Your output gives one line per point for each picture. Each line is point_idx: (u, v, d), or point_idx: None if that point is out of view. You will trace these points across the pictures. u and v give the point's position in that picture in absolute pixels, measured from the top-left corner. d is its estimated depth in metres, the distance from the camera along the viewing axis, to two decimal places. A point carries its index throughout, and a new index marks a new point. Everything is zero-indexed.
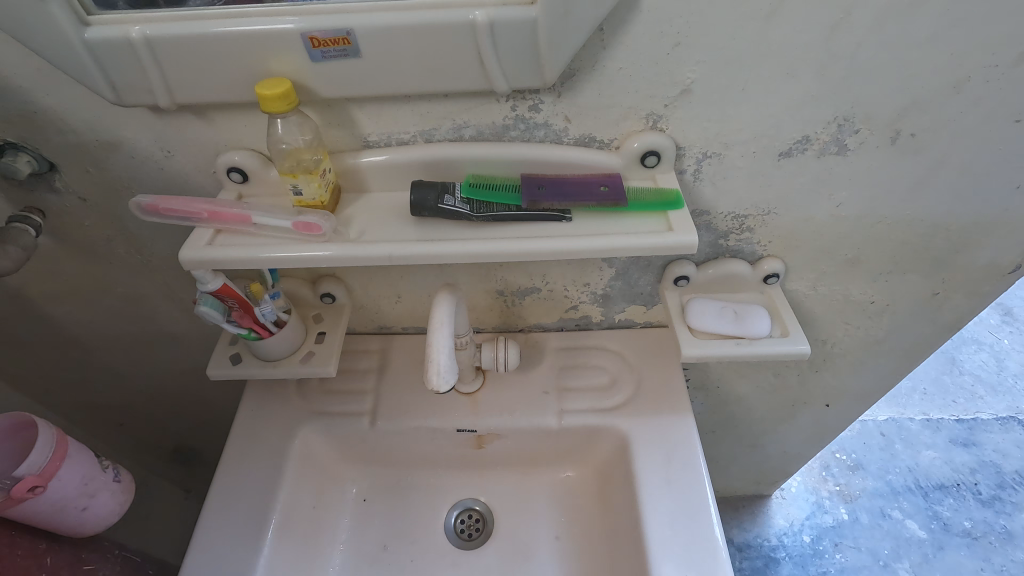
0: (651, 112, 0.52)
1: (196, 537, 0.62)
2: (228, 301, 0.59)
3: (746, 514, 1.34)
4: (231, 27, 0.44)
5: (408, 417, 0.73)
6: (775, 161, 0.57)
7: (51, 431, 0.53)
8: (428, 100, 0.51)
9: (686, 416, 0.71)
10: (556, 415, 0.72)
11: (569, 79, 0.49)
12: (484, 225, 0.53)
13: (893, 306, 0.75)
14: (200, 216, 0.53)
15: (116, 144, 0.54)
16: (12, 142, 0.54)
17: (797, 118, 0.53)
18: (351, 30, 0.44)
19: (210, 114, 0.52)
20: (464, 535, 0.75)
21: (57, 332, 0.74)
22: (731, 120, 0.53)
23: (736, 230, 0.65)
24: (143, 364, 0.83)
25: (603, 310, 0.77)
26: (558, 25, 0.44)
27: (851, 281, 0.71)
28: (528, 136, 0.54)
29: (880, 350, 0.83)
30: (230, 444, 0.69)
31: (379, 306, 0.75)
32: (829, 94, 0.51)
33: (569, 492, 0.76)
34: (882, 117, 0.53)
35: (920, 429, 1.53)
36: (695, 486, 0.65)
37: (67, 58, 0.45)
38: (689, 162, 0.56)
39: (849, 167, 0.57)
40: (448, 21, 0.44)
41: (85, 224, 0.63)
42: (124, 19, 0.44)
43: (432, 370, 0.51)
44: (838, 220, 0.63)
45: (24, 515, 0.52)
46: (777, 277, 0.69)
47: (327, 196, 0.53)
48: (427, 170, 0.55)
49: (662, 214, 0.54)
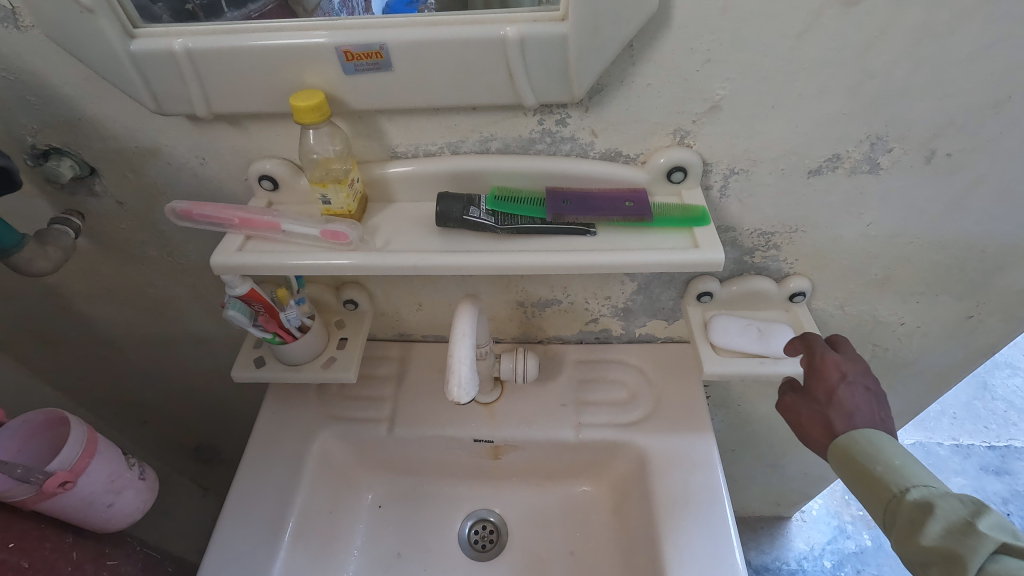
0: (678, 127, 0.52)
1: (215, 537, 0.63)
2: (255, 306, 0.60)
3: (764, 536, 1.30)
4: (268, 40, 0.46)
5: (425, 425, 0.73)
6: (804, 178, 0.56)
7: (82, 428, 0.54)
8: (456, 113, 0.51)
9: (706, 435, 0.70)
10: (574, 429, 0.71)
11: (597, 94, 0.50)
12: (508, 237, 0.53)
13: (925, 328, 0.72)
14: (231, 222, 0.54)
15: (154, 150, 0.56)
16: (57, 148, 0.56)
17: (828, 136, 0.52)
18: (384, 43, 0.45)
19: (245, 123, 0.53)
20: (477, 546, 0.74)
21: (90, 330, 0.77)
22: (760, 136, 0.52)
23: (762, 248, 0.64)
24: (170, 363, 0.85)
25: (623, 324, 0.76)
26: (588, 40, 0.44)
27: (880, 301, 0.69)
28: (554, 149, 0.54)
29: (909, 372, 0.80)
30: (251, 446, 0.70)
31: (400, 314, 0.76)
32: (862, 112, 0.50)
33: (585, 507, 0.75)
34: (917, 136, 0.52)
35: (949, 455, 1.49)
36: (715, 506, 0.64)
37: (112, 69, 0.47)
38: (715, 178, 0.56)
39: (881, 186, 0.56)
40: (479, 37, 0.44)
41: (121, 227, 0.65)
42: (167, 32, 0.46)
43: (453, 381, 0.52)
44: (868, 239, 0.62)
45: (52, 510, 0.53)
46: (803, 295, 0.68)
47: (355, 205, 0.54)
48: (453, 181, 0.55)
49: (688, 230, 0.53)
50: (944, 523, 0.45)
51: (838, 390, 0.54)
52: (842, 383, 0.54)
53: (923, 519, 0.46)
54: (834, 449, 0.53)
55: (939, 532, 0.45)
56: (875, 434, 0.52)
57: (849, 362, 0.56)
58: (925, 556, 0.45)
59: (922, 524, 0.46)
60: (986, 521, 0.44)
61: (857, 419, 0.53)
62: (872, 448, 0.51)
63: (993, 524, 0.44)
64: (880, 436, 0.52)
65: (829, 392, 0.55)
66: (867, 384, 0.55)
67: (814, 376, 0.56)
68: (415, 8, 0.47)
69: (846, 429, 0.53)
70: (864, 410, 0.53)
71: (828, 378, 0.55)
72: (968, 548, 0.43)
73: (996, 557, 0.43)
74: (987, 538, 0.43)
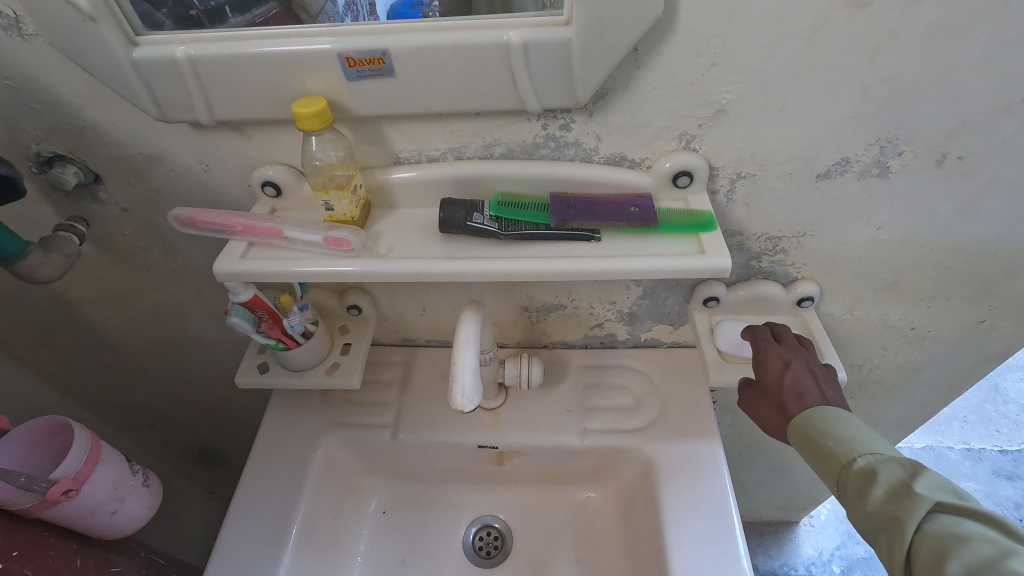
0: (684, 132, 0.51)
1: (218, 543, 0.63)
2: (258, 312, 0.59)
3: (772, 541, 1.29)
4: (270, 47, 0.45)
5: (429, 431, 0.72)
6: (812, 182, 0.55)
7: (86, 435, 0.54)
8: (459, 119, 0.51)
9: (713, 441, 0.69)
10: (579, 435, 0.71)
11: (601, 99, 0.49)
12: (512, 243, 0.53)
13: (936, 333, 0.71)
14: (234, 229, 0.54)
15: (157, 157, 0.56)
16: (61, 155, 0.56)
17: (836, 139, 0.51)
18: (386, 49, 0.45)
19: (248, 129, 0.53)
20: (482, 553, 0.74)
21: (95, 335, 0.77)
22: (768, 140, 0.52)
23: (769, 252, 0.63)
24: (175, 368, 0.85)
25: (628, 329, 0.76)
26: (592, 45, 0.43)
27: (890, 305, 0.68)
28: (558, 154, 0.54)
29: (919, 377, 0.79)
30: (255, 451, 0.70)
31: (404, 319, 0.75)
32: (872, 115, 0.49)
33: (590, 514, 0.74)
34: (928, 139, 0.51)
35: (960, 459, 1.47)
36: (723, 514, 0.63)
37: (115, 77, 0.47)
38: (722, 182, 0.55)
39: (891, 189, 0.55)
40: (482, 42, 0.44)
41: (125, 233, 0.65)
42: (170, 39, 0.46)
43: (456, 390, 0.51)
44: (878, 243, 0.61)
45: (56, 517, 0.53)
46: (811, 300, 0.67)
47: (358, 212, 0.54)
48: (457, 187, 0.55)
49: (694, 236, 0.53)
50: (886, 487, 0.47)
51: (784, 377, 0.57)
52: (787, 370, 0.58)
53: (869, 486, 0.47)
54: (791, 429, 0.55)
55: (882, 496, 0.46)
56: (828, 411, 0.54)
57: (793, 352, 0.59)
58: (872, 521, 0.46)
59: (867, 491, 0.47)
60: (925, 483, 0.46)
61: (808, 398, 0.55)
62: (826, 424, 0.52)
63: (934, 486, 0.46)
64: (833, 412, 0.53)
65: (779, 380, 0.58)
66: (813, 369, 0.58)
67: (762, 368, 0.60)
68: (419, 10, 0.47)
69: (799, 409, 0.55)
70: (814, 391, 0.56)
71: (774, 367, 0.59)
72: (908, 509, 0.45)
73: (932, 516, 0.44)
74: (925, 498, 0.45)
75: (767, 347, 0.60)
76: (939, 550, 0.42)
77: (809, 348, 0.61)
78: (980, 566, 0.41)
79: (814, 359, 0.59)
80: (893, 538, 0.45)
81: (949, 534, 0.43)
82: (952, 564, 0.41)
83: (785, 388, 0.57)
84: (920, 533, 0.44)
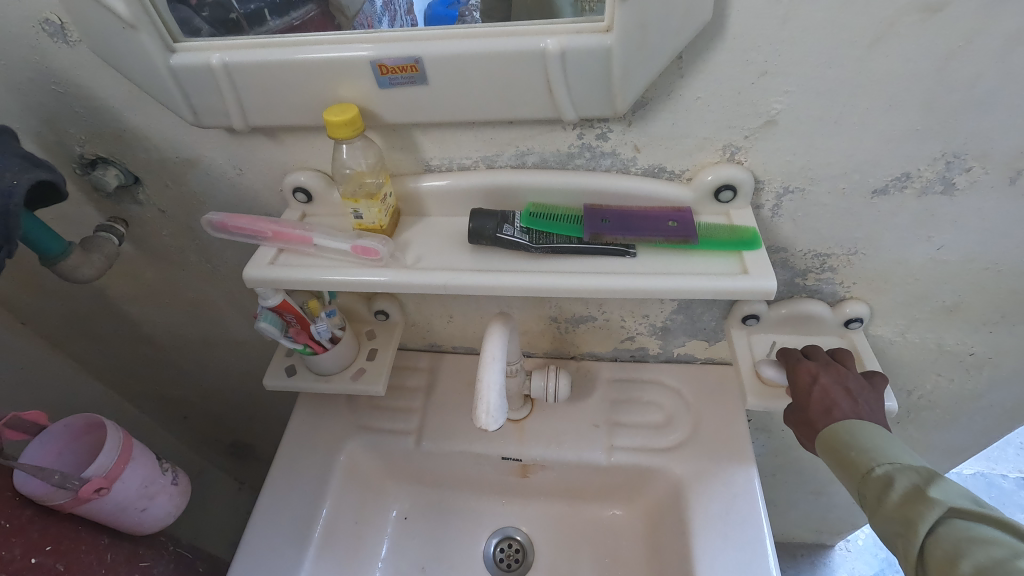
0: (729, 143, 0.48)
1: (243, 544, 0.63)
2: (287, 317, 0.60)
3: (805, 564, 1.23)
4: (304, 54, 0.45)
5: (452, 439, 0.71)
6: (867, 198, 0.51)
7: (117, 435, 0.56)
8: (492, 127, 0.50)
9: (748, 465, 0.66)
10: (606, 452, 0.68)
11: (640, 108, 0.47)
12: (543, 256, 0.51)
13: (998, 360, 0.66)
14: (264, 235, 0.54)
15: (193, 161, 0.57)
16: (103, 157, 0.57)
17: (897, 154, 0.47)
18: (419, 56, 0.44)
19: (281, 135, 0.53)
20: (502, 565, 0.72)
21: (134, 330, 0.79)
22: (820, 153, 0.48)
23: (816, 270, 0.59)
24: (207, 364, 0.87)
25: (661, 343, 0.73)
26: (634, 53, 0.41)
27: (948, 329, 0.63)
28: (593, 164, 0.51)
29: (977, 405, 0.73)
30: (281, 452, 0.71)
31: (431, 324, 0.75)
32: (938, 128, 0.45)
33: (614, 533, 0.72)
34: (1002, 154, 0.46)
35: (1014, 489, 1.39)
36: (758, 544, 0.59)
37: (154, 84, 0.47)
38: (767, 197, 0.52)
39: (956, 208, 0.51)
40: (519, 49, 0.42)
41: (163, 233, 0.66)
42: (205, 46, 0.46)
43: (481, 409, 0.50)
44: (937, 264, 0.56)
45: (89, 514, 0.55)
46: (860, 321, 0.63)
47: (387, 220, 0.53)
48: (487, 197, 0.54)
49: (736, 254, 0.50)
50: (902, 494, 0.44)
51: (812, 391, 0.54)
52: (815, 384, 0.54)
53: (885, 493, 0.44)
54: (817, 441, 0.52)
55: (898, 502, 0.43)
56: (853, 422, 0.50)
57: (823, 365, 0.56)
58: (886, 527, 0.43)
59: (882, 499, 0.44)
60: (942, 490, 0.42)
61: (836, 414, 0.52)
62: (847, 435, 0.49)
63: (952, 494, 0.42)
64: (858, 423, 0.50)
65: (807, 394, 0.54)
66: (846, 383, 0.54)
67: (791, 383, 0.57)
68: (458, 9, 0.47)
69: (826, 423, 0.52)
70: (844, 404, 0.52)
71: (802, 383, 0.56)
72: (920, 513, 0.42)
73: (945, 520, 0.41)
74: (939, 503, 0.41)
75: (797, 362, 0.57)
76: (950, 552, 0.40)
77: (848, 361, 0.57)
78: (990, 566, 0.38)
79: (849, 372, 0.55)
80: (908, 544, 0.42)
81: (962, 536, 0.40)
82: (963, 565, 0.38)
83: (812, 403, 0.53)
84: (933, 537, 0.41)
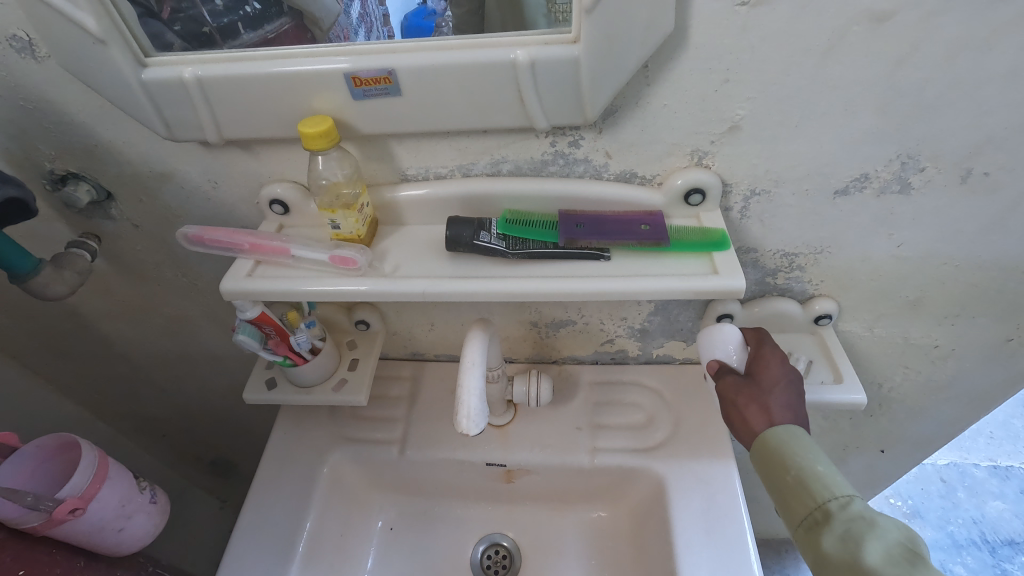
0: (696, 148, 0.50)
1: (225, 561, 0.62)
2: (266, 329, 0.59)
3: (789, 559, 1.26)
4: (277, 67, 0.45)
5: (436, 447, 0.71)
6: (830, 199, 0.53)
7: (92, 454, 0.55)
8: (467, 136, 0.50)
9: (728, 461, 0.67)
10: (589, 454, 0.69)
11: (610, 115, 0.48)
12: (520, 262, 0.52)
13: (961, 351, 0.68)
14: (241, 247, 0.54)
15: (167, 175, 0.56)
16: (74, 173, 0.57)
17: (855, 156, 0.50)
18: (392, 69, 0.44)
19: (256, 148, 0.53)
20: (489, 572, 0.72)
21: (108, 348, 0.77)
22: (784, 156, 0.50)
23: (785, 269, 0.61)
24: (185, 380, 0.86)
25: (640, 345, 0.74)
26: (601, 63, 0.42)
27: (912, 323, 0.66)
28: (567, 171, 0.53)
29: (944, 396, 0.76)
30: (263, 465, 0.70)
31: (412, 333, 0.75)
32: (892, 130, 0.47)
33: (600, 534, 0.73)
34: (952, 155, 0.49)
35: (986, 477, 1.43)
36: (739, 539, 0.61)
37: (126, 98, 0.47)
38: (735, 199, 0.54)
39: (912, 206, 0.53)
40: (489, 61, 0.43)
41: (137, 248, 0.65)
42: (177, 60, 0.46)
43: (462, 413, 0.51)
44: (899, 260, 0.59)
45: (63, 536, 0.54)
46: (829, 318, 0.65)
47: (365, 230, 0.53)
48: (464, 205, 0.54)
49: (707, 255, 0.51)
50: (885, 542, 0.41)
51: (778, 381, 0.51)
52: (784, 375, 0.52)
53: (868, 533, 0.41)
54: (771, 443, 0.48)
55: (882, 549, 0.40)
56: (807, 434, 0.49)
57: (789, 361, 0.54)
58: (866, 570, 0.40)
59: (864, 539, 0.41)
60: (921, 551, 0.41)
61: (790, 416, 0.50)
62: (816, 451, 0.47)
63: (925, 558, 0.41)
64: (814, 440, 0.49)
65: (773, 381, 0.51)
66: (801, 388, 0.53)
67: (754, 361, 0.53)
68: (433, 21, 0.48)
69: (782, 420, 0.49)
70: (798, 410, 0.51)
71: (769, 368, 0.52)
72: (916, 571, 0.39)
73: None
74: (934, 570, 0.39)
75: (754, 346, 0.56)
76: None
77: None
78: None
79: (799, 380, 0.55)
80: None
81: None
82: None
83: (775, 393, 0.51)
84: None
